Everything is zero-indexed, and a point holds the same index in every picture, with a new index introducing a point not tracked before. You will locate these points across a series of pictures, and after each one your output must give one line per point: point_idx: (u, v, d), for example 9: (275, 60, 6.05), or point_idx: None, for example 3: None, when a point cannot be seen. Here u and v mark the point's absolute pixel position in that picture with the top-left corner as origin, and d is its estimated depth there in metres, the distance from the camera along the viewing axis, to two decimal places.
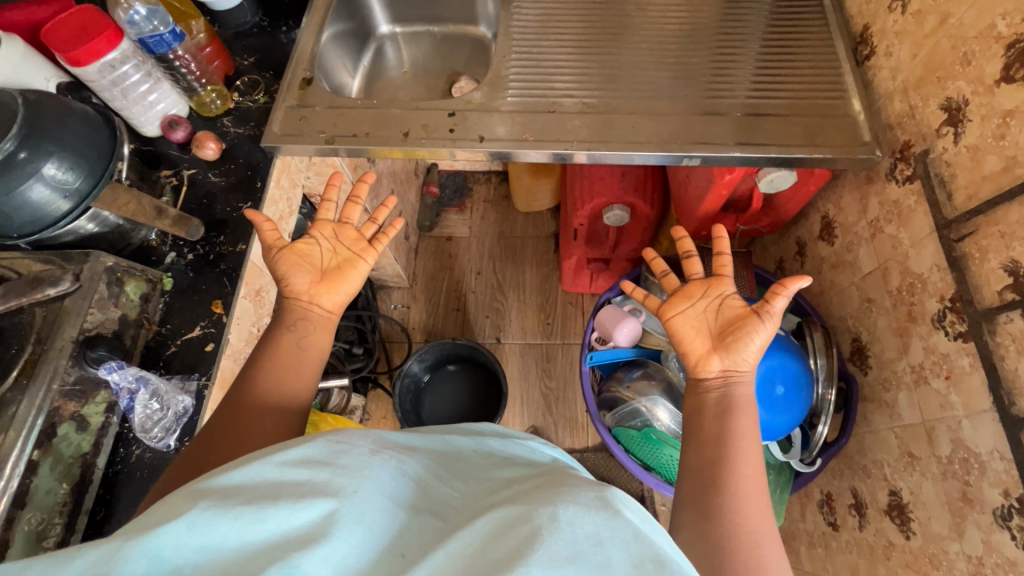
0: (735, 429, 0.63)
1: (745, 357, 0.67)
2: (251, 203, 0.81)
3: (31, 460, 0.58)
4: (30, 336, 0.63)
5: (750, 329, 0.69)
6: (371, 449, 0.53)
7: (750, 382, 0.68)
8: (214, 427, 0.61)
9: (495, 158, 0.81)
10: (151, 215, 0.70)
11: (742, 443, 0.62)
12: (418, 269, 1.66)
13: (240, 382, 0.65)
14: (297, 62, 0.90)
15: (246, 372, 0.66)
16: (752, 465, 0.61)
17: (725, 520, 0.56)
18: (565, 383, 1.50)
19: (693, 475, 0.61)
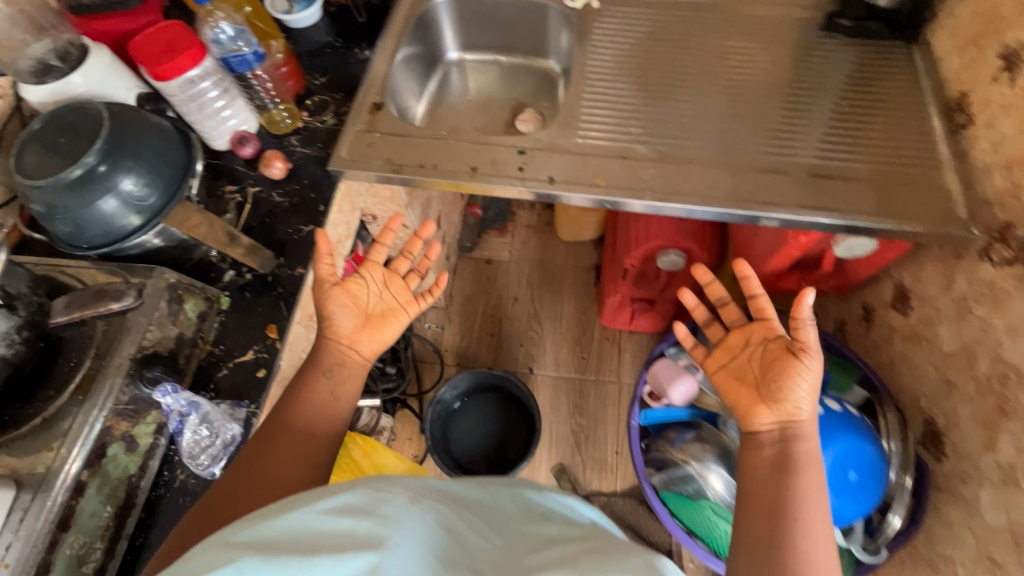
0: (804, 499, 0.56)
1: (796, 399, 0.62)
2: (313, 227, 0.80)
3: (79, 480, 0.57)
4: (90, 350, 0.63)
5: (793, 366, 0.64)
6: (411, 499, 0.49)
7: (813, 434, 0.62)
8: (258, 459, 0.60)
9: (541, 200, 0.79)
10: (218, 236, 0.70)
11: (811, 517, 0.55)
12: (455, 290, 1.65)
13: (289, 413, 0.63)
14: (369, 86, 0.90)
15: (295, 404, 0.64)
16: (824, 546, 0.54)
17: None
18: (596, 421, 1.46)
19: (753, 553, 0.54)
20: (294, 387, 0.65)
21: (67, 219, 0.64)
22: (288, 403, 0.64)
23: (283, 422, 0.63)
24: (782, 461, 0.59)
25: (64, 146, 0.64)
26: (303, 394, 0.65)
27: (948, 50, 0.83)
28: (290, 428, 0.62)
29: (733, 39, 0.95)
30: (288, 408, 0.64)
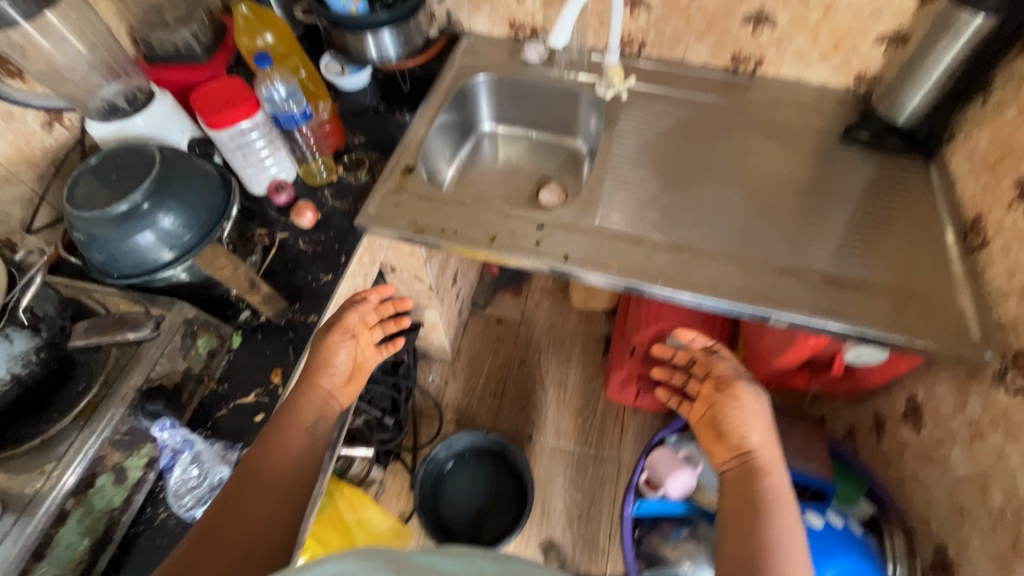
0: (775, 542, 0.57)
1: (738, 431, 0.69)
2: (331, 276, 0.83)
3: (62, 509, 0.57)
4: (99, 376, 0.64)
5: (729, 402, 0.71)
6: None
7: (770, 459, 0.67)
8: (229, 507, 0.58)
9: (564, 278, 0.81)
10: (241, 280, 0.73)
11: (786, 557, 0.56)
12: (463, 345, 1.65)
13: (275, 463, 0.63)
14: (404, 149, 0.95)
15: (282, 454, 0.63)
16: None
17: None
18: (591, 499, 1.41)
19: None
20: (283, 431, 0.65)
21: (104, 248, 0.67)
22: (274, 448, 0.63)
23: (277, 467, 0.63)
24: (751, 506, 0.62)
25: (115, 181, 0.69)
26: (288, 443, 0.64)
27: (965, 171, 0.85)
28: (266, 480, 0.61)
29: (755, 139, 0.99)
30: (274, 456, 0.63)
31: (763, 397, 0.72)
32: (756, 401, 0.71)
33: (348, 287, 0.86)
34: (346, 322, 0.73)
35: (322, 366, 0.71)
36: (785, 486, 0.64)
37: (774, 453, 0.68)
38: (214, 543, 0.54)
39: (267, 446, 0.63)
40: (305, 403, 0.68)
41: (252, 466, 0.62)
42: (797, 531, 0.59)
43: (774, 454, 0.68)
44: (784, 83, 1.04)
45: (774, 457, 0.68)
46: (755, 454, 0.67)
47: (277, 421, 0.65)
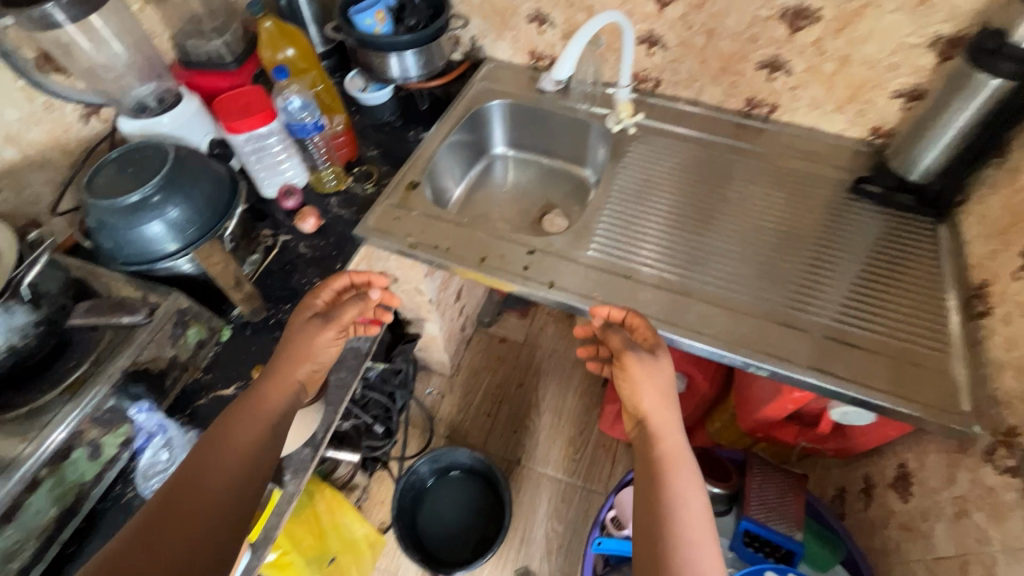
0: (676, 500, 0.63)
1: (635, 403, 0.72)
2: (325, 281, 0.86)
3: (36, 476, 0.60)
4: (91, 355, 0.68)
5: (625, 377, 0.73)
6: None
7: (667, 422, 0.71)
8: (145, 530, 0.53)
9: (562, 307, 0.81)
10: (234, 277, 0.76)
11: (684, 520, 0.62)
12: (464, 361, 1.67)
13: (210, 478, 0.58)
14: (412, 165, 0.98)
15: (220, 468, 0.59)
16: (701, 540, 0.61)
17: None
18: (574, 532, 1.38)
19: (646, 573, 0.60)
20: (228, 439, 0.62)
21: (112, 236, 0.72)
22: (212, 459, 0.60)
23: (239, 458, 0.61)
24: (653, 473, 0.67)
25: (131, 174, 0.74)
26: (225, 455, 0.61)
27: (975, 236, 0.83)
28: (196, 496, 0.56)
29: (759, 184, 0.98)
30: (210, 469, 0.59)
31: (655, 363, 0.72)
32: (646, 369, 0.71)
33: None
34: (344, 321, 0.73)
35: (293, 362, 0.70)
36: (682, 443, 0.69)
37: (669, 414, 0.71)
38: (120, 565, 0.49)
39: (202, 460, 0.60)
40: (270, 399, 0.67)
41: (182, 479, 0.58)
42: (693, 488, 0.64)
43: (669, 413, 0.71)
44: (797, 130, 1.03)
45: (669, 418, 0.71)
46: (650, 420, 0.71)
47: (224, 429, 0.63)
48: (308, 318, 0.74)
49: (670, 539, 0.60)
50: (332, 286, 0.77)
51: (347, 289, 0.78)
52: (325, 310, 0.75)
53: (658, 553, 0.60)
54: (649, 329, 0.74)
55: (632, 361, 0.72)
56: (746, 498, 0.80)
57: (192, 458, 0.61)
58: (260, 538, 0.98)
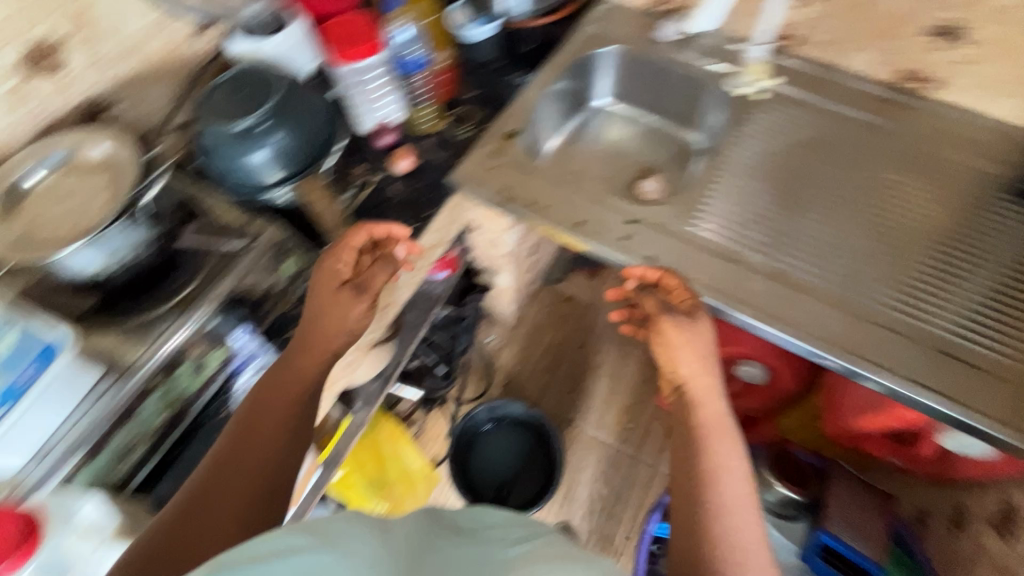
0: (715, 469, 0.61)
1: (672, 367, 0.69)
2: (416, 226, 0.84)
3: (150, 384, 0.65)
4: (200, 273, 0.70)
5: (662, 343, 0.70)
6: (376, 532, 0.40)
7: (707, 385, 0.68)
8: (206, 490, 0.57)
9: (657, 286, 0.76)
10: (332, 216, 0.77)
11: (724, 488, 0.60)
12: (528, 314, 1.66)
13: (260, 437, 0.61)
14: (510, 114, 0.94)
15: (270, 430, 0.61)
16: (742, 509, 0.59)
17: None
18: (617, 497, 1.40)
19: (682, 539, 0.59)
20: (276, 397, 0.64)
21: (221, 160, 0.72)
22: (264, 416, 0.62)
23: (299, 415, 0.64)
24: (691, 441, 0.65)
25: (242, 98, 0.73)
26: (276, 413, 0.62)
27: None
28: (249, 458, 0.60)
29: (898, 172, 0.86)
30: (257, 432, 0.61)
31: (694, 327, 0.69)
32: (683, 334, 0.68)
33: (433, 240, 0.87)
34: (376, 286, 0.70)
35: (323, 336, 0.66)
36: (724, 409, 0.66)
37: (709, 378, 0.68)
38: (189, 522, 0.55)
39: (255, 417, 0.62)
40: (321, 352, 0.66)
41: (238, 432, 0.61)
42: (733, 455, 0.62)
43: (709, 376, 0.68)
44: (957, 112, 0.89)
45: (709, 382, 0.68)
46: (689, 385, 0.68)
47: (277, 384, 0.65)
48: (336, 288, 0.68)
49: (710, 508, 0.58)
50: (350, 244, 0.69)
51: (366, 245, 0.71)
52: (353, 276, 0.70)
53: (696, 521, 0.58)
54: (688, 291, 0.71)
55: (669, 327, 0.69)
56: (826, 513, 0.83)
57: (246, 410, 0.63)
58: (329, 458, 1.04)
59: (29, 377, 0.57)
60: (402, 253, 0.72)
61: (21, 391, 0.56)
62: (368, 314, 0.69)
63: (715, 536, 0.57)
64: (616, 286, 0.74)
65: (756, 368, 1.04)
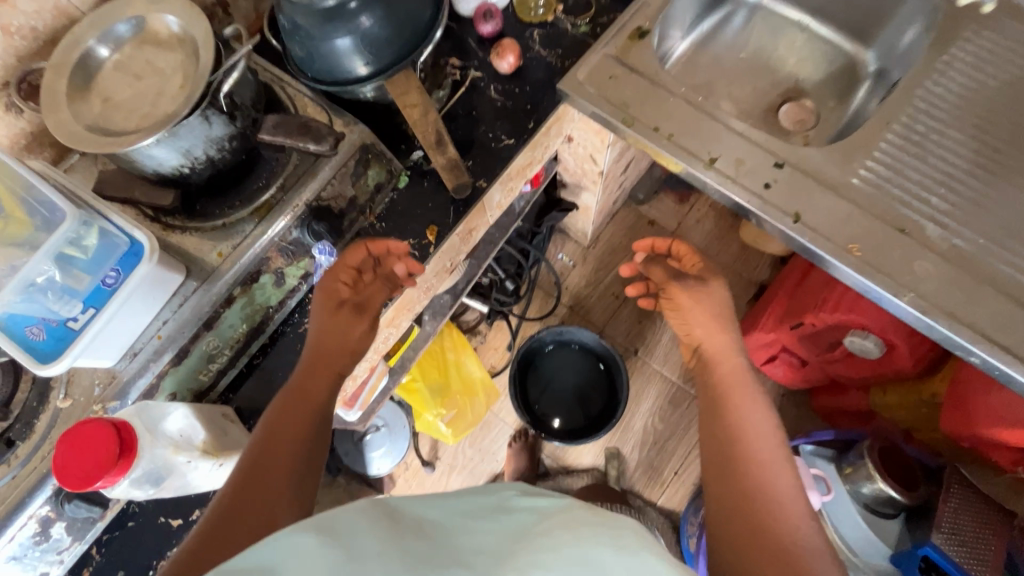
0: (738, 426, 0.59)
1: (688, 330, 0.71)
2: (513, 141, 0.73)
3: (230, 294, 0.62)
4: (278, 177, 0.64)
5: (675, 310, 0.73)
6: (391, 530, 0.35)
7: (724, 345, 0.68)
8: (226, 522, 0.49)
9: (798, 250, 0.63)
10: (429, 128, 0.66)
11: (753, 445, 0.56)
12: (604, 235, 1.54)
13: (285, 434, 0.56)
14: (640, 7, 0.75)
15: (290, 443, 0.56)
16: (772, 463, 0.55)
17: (777, 557, 0.48)
18: (672, 433, 1.38)
19: (719, 503, 0.54)
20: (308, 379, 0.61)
21: (303, 42, 0.62)
22: (286, 423, 0.57)
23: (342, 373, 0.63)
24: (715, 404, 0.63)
25: None
26: (297, 420, 0.58)
27: None
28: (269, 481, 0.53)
29: None
30: (276, 447, 0.55)
31: (703, 289, 0.71)
32: (694, 297, 0.71)
33: (528, 160, 0.77)
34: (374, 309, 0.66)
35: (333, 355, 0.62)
36: (746, 370, 0.65)
37: (725, 336, 0.68)
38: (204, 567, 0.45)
39: (271, 434, 0.56)
40: (328, 364, 0.62)
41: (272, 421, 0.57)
42: (757, 411, 0.60)
43: (727, 335, 0.68)
44: None
45: (726, 341, 0.68)
46: (705, 347, 0.69)
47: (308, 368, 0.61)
48: (336, 308, 0.64)
49: (741, 467, 0.55)
50: (347, 262, 0.64)
51: (366, 262, 0.66)
52: (353, 293, 0.65)
53: (728, 480, 0.55)
54: (697, 257, 0.73)
55: (678, 290, 0.72)
56: (935, 523, 0.83)
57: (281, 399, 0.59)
58: (398, 365, 1.05)
59: (115, 280, 0.55)
60: (403, 271, 0.66)
61: (109, 294, 0.54)
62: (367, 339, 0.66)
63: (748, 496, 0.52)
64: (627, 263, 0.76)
65: (869, 342, 0.89)
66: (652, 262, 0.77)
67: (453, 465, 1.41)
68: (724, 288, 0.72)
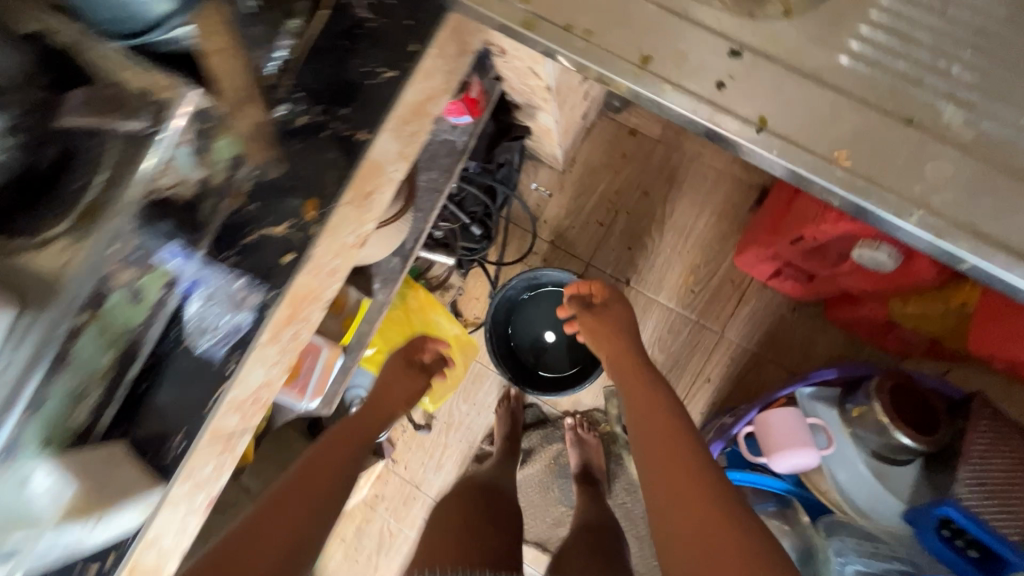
0: (654, 425, 0.77)
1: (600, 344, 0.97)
2: (395, 75, 0.58)
3: (76, 327, 0.48)
4: (99, 166, 0.45)
5: (596, 335, 0.99)
6: None
7: (615, 345, 0.95)
8: (256, 523, 0.66)
9: (767, 166, 0.48)
10: (238, 83, 0.50)
11: (670, 443, 0.73)
12: (580, 155, 1.35)
13: (327, 466, 0.79)
14: None
15: (312, 484, 0.75)
16: (684, 450, 0.72)
17: (712, 528, 0.62)
18: (675, 365, 1.28)
19: (660, 496, 0.69)
20: (343, 434, 0.88)
21: None
22: (328, 459, 0.80)
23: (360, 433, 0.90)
24: (639, 409, 0.80)
25: None
26: (335, 455, 0.82)
27: None
28: (289, 509, 0.69)
29: None
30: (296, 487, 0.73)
31: (609, 308, 1.00)
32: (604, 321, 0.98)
33: (425, 92, 0.62)
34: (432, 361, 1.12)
35: (389, 406, 1.00)
36: (658, 389, 0.83)
37: (617, 335, 0.96)
38: (247, 554, 0.62)
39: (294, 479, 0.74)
40: (356, 431, 0.91)
41: (315, 457, 0.80)
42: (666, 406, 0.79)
43: (618, 339, 0.95)
44: None
45: (618, 337, 0.96)
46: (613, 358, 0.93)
47: (341, 427, 0.89)
48: (405, 364, 1.08)
49: (670, 468, 0.70)
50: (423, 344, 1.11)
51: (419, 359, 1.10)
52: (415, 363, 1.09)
53: (662, 489, 0.69)
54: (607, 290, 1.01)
55: (588, 317, 1.01)
56: (964, 450, 0.81)
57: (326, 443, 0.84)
58: (353, 341, 0.98)
59: None
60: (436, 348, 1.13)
61: None
62: (420, 391, 1.08)
63: (684, 486, 0.67)
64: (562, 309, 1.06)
65: (891, 253, 0.74)
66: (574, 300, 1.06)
67: (449, 423, 1.37)
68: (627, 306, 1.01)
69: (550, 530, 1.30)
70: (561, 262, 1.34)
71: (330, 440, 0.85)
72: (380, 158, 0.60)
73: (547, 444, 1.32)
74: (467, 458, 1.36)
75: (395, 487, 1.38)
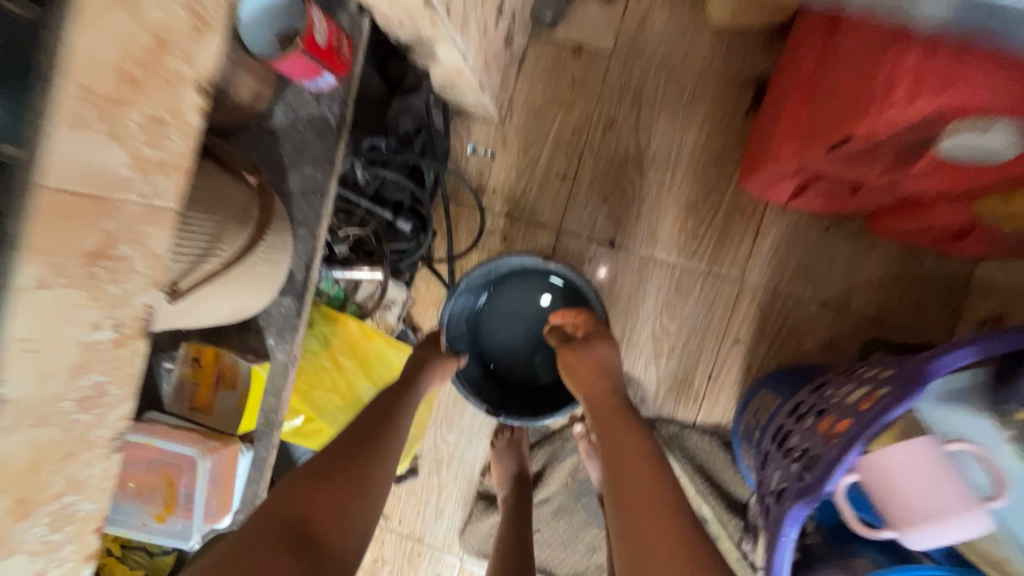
0: (630, 486, 0.58)
1: (584, 385, 0.74)
2: (37, 11, 0.28)
3: None
4: None
5: (574, 378, 0.76)
6: None
7: (591, 381, 0.73)
8: None
9: None
10: None
11: (647, 510, 0.55)
12: (518, 94, 1.04)
13: (324, 511, 0.55)
14: None
15: (379, 433, 0.66)
16: (662, 521, 0.54)
17: None
18: (693, 332, 1.01)
19: None
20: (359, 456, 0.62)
21: None
22: (323, 501, 0.56)
23: (375, 450, 0.64)
24: (612, 463, 0.62)
25: None
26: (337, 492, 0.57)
27: None
28: (363, 467, 0.61)
29: None
30: (376, 431, 0.66)
31: (602, 334, 0.78)
32: (581, 356, 0.75)
33: (147, 35, 0.33)
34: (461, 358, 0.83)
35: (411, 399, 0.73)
36: (637, 433, 0.65)
37: (595, 367, 0.74)
38: None
39: (372, 420, 0.68)
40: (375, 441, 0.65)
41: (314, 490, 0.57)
42: (645, 458, 0.61)
43: (598, 380, 0.73)
44: None
45: (595, 366, 0.74)
46: (587, 399, 0.73)
47: (356, 439, 0.64)
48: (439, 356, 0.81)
49: (641, 550, 0.52)
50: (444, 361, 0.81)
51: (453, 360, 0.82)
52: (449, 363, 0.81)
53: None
54: (591, 323, 0.80)
55: (568, 353, 0.78)
56: None
57: (329, 470, 0.59)
58: (260, 424, 0.72)
59: None
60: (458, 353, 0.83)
61: None
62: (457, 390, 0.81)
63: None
64: (552, 329, 0.84)
65: (1007, 133, 0.48)
66: (556, 332, 0.84)
67: (439, 460, 1.12)
68: (612, 347, 0.76)
69: (585, 559, 1.07)
70: (525, 236, 1.05)
71: (336, 463, 0.60)
72: (78, 182, 0.31)
73: (559, 461, 1.08)
74: (470, 496, 1.12)
75: (395, 547, 1.15)
